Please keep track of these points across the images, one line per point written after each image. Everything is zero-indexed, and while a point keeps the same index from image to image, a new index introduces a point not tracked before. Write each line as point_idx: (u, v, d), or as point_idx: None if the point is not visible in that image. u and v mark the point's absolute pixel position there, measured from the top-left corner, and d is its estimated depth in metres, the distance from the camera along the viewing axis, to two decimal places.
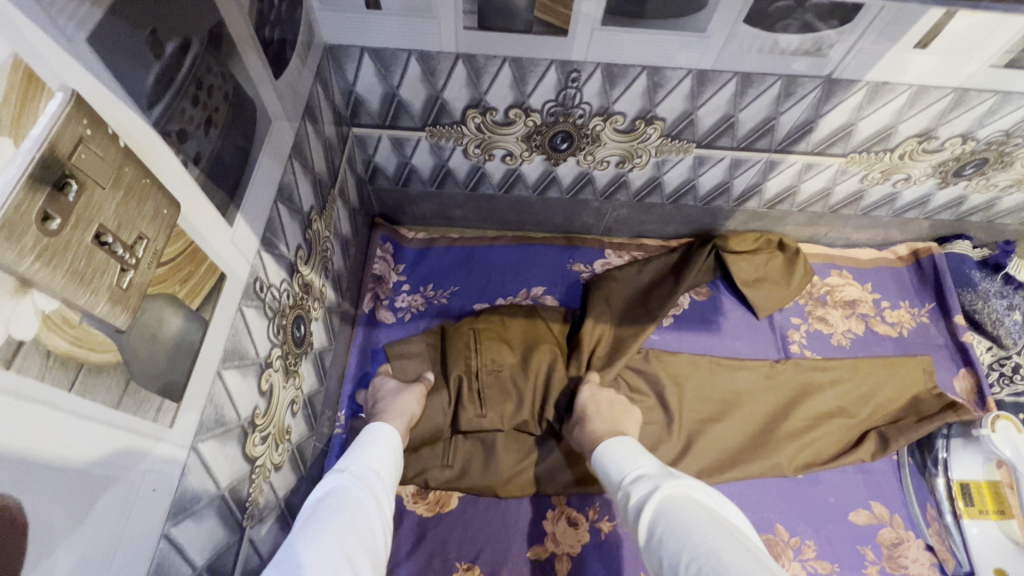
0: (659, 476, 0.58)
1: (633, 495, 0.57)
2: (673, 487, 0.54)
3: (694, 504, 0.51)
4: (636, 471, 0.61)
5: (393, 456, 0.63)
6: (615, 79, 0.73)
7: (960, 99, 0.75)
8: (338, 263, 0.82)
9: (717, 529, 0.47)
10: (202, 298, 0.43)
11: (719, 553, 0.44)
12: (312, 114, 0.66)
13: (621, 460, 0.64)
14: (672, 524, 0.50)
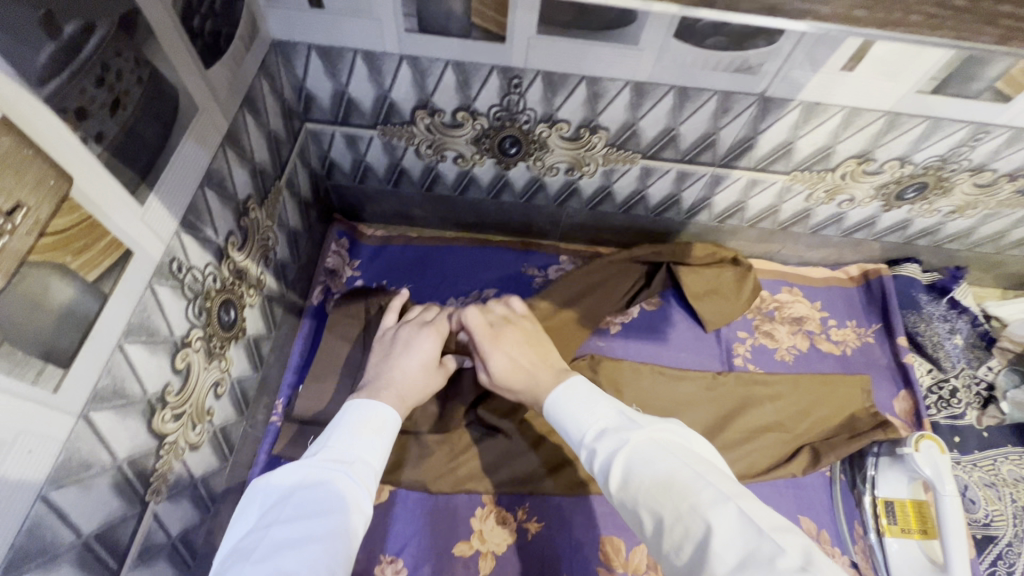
0: (624, 431, 0.54)
1: (593, 453, 0.55)
2: (636, 437, 0.52)
3: (662, 458, 0.50)
4: (599, 428, 0.56)
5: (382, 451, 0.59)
6: (556, 86, 0.75)
7: (892, 122, 0.77)
8: (282, 253, 0.83)
9: (689, 478, 0.48)
10: (100, 272, 0.44)
11: (699, 510, 0.45)
12: (253, 105, 0.68)
13: (569, 404, 0.60)
14: (644, 482, 0.49)
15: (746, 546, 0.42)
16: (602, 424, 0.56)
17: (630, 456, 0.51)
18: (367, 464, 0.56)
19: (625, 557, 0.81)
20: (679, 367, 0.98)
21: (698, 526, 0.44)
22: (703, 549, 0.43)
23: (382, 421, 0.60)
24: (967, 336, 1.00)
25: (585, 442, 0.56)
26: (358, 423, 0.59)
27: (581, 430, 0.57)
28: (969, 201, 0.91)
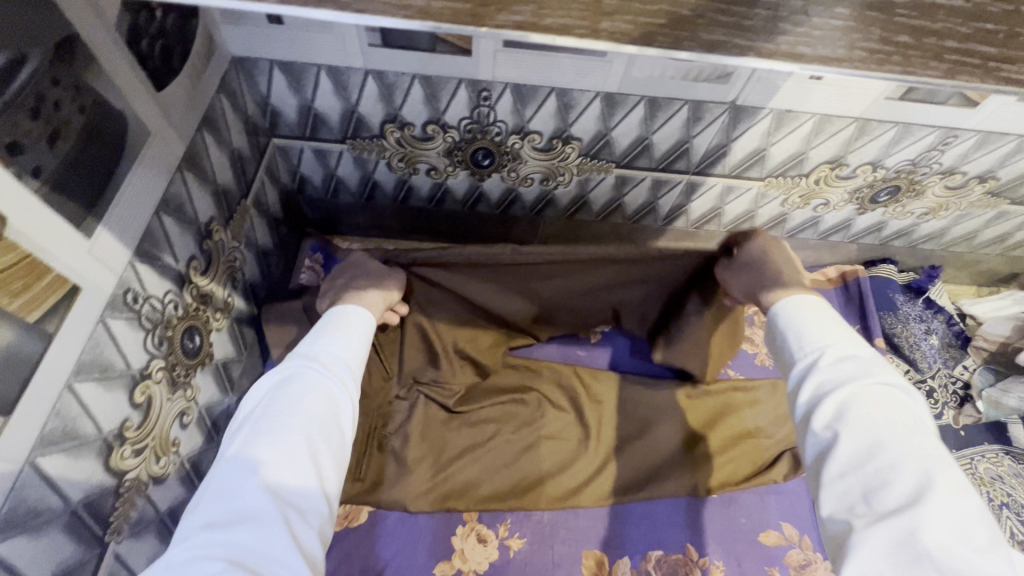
0: (873, 370, 0.49)
1: (828, 372, 0.50)
2: (885, 385, 0.48)
3: (897, 411, 0.46)
4: (840, 352, 0.51)
5: (361, 345, 0.61)
6: (526, 98, 0.74)
7: (863, 128, 0.77)
8: (251, 273, 0.81)
9: (923, 443, 0.44)
10: (42, 312, 0.42)
11: (927, 470, 0.42)
12: (213, 125, 0.66)
13: (814, 321, 0.54)
14: (881, 422, 0.45)
15: (964, 524, 0.39)
16: (848, 352, 0.51)
17: (870, 393, 0.47)
18: (344, 359, 0.58)
19: (609, 570, 0.81)
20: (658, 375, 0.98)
21: (924, 488, 0.40)
22: (914, 497, 0.40)
23: (354, 324, 0.62)
24: (942, 336, 1.01)
25: (817, 358, 0.51)
26: (332, 328, 0.61)
27: (819, 344, 0.52)
28: (941, 202, 0.91)
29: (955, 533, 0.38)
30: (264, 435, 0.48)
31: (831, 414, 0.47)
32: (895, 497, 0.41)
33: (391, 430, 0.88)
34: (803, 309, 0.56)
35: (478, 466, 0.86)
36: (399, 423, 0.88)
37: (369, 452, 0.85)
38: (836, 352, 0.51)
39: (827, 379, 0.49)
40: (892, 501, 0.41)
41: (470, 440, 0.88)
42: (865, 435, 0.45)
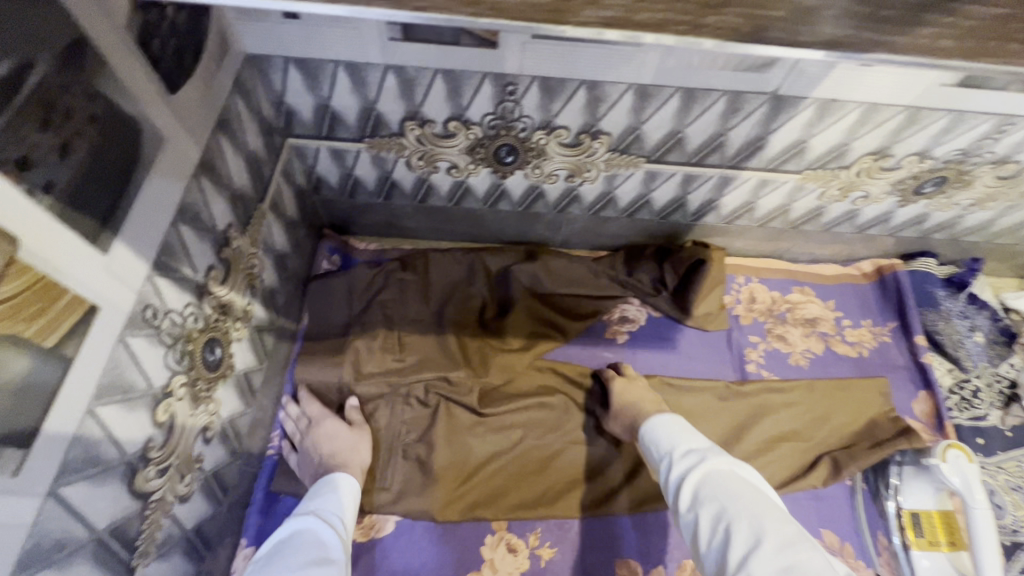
0: (709, 453, 0.62)
1: (674, 464, 0.63)
2: (718, 462, 0.60)
3: (733, 480, 0.58)
4: (685, 444, 0.65)
5: (348, 498, 0.70)
6: (553, 92, 0.70)
7: (913, 116, 0.72)
8: (270, 278, 0.78)
9: (755, 501, 0.55)
10: (59, 336, 0.40)
11: (759, 524, 0.52)
12: (228, 127, 0.63)
13: (663, 429, 0.69)
14: (717, 491, 0.57)
15: (797, 564, 0.47)
16: (685, 446, 0.65)
17: (710, 471, 0.59)
18: (336, 512, 0.66)
19: None
20: (688, 375, 0.95)
21: (757, 540, 0.50)
22: (753, 551, 0.50)
23: (350, 487, 0.71)
24: (987, 333, 0.97)
25: (670, 454, 0.65)
26: (330, 491, 0.69)
27: (669, 443, 0.66)
28: (990, 193, 0.86)
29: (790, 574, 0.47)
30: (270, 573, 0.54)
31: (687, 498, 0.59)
32: (738, 556, 0.50)
33: (416, 437, 0.85)
34: (655, 424, 0.71)
35: (503, 474, 0.84)
36: (421, 431, 0.85)
37: (393, 460, 0.83)
38: (678, 446, 0.65)
39: (676, 469, 0.62)
40: (736, 561, 0.50)
41: (496, 447, 0.85)
42: (708, 504, 0.56)
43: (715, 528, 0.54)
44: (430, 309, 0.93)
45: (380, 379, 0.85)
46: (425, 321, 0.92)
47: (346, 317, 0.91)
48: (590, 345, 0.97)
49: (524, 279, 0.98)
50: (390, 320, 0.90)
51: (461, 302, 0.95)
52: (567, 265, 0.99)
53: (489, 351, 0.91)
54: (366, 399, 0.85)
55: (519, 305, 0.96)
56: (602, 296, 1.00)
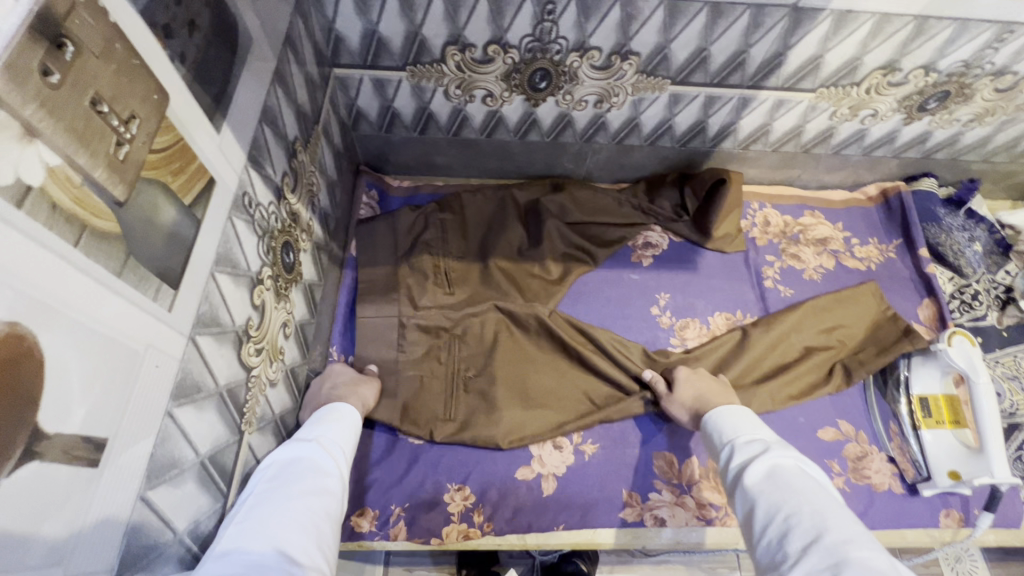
0: (773, 445, 0.61)
1: (737, 452, 0.63)
2: (782, 454, 0.58)
3: (798, 473, 0.55)
4: (749, 436, 0.64)
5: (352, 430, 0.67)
6: (589, 10, 0.75)
7: (920, 27, 0.78)
8: (323, 200, 0.84)
9: (821, 495, 0.51)
10: (194, 196, 0.45)
11: (824, 517, 0.48)
12: (293, 44, 0.68)
13: (730, 421, 0.69)
14: (777, 481, 0.55)
15: (861, 558, 0.44)
16: (749, 438, 0.64)
17: (772, 461, 0.58)
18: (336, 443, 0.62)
19: (679, 469, 0.86)
20: (710, 294, 1.02)
21: (818, 532, 0.47)
22: (814, 541, 0.47)
23: (349, 422, 0.68)
24: (985, 244, 1.03)
25: (733, 444, 0.65)
26: (329, 427, 0.65)
27: (734, 434, 0.66)
28: (989, 107, 0.93)
29: (848, 566, 0.43)
30: (269, 497, 0.50)
31: (747, 484, 0.57)
32: (797, 543, 0.48)
33: (474, 372, 0.88)
34: (723, 416, 0.71)
35: (552, 399, 0.87)
36: (478, 365, 0.88)
37: (455, 393, 0.86)
38: (744, 437, 0.64)
39: (738, 458, 0.62)
40: (794, 547, 0.48)
41: (543, 367, 0.89)
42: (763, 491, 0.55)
43: (770, 513, 0.52)
44: (471, 244, 0.98)
45: (435, 311, 0.90)
46: (469, 255, 0.97)
47: (395, 244, 0.96)
48: (617, 268, 1.03)
49: (554, 207, 1.02)
50: (437, 258, 0.95)
51: (499, 236, 0.98)
52: (593, 198, 1.05)
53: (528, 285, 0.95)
54: (423, 331, 0.89)
55: (552, 230, 1.00)
56: (627, 223, 1.05)
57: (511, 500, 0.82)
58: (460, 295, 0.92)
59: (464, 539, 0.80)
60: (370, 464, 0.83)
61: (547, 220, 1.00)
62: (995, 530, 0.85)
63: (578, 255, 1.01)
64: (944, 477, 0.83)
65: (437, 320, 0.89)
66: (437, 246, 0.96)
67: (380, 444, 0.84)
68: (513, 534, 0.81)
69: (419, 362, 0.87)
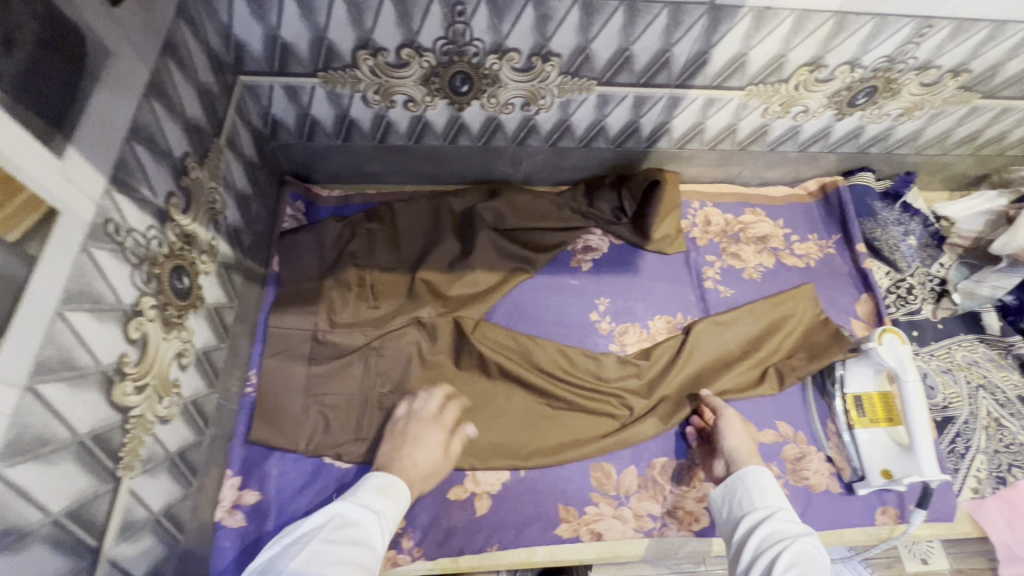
0: (799, 532, 0.61)
1: (760, 527, 0.63)
2: (805, 543, 0.59)
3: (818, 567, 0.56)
4: (774, 512, 0.65)
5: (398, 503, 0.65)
6: (501, 11, 0.72)
7: (841, 23, 0.76)
8: (233, 217, 0.79)
9: None
10: (22, 231, 0.41)
11: None
12: (176, 53, 0.63)
13: (755, 489, 0.69)
14: (806, 568, 0.56)
15: None
16: (788, 515, 0.64)
17: (796, 548, 0.58)
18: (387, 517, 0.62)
19: (616, 480, 0.84)
20: (651, 297, 1.00)
21: None
22: None
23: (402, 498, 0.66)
24: (920, 237, 1.03)
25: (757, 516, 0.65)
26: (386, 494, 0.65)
27: (759, 504, 0.67)
28: (916, 101, 0.92)
29: None
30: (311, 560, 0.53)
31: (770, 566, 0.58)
32: None
33: (389, 389, 0.85)
34: (755, 477, 0.71)
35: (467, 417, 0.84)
36: (397, 382, 0.85)
37: (368, 412, 0.83)
38: (781, 513, 0.65)
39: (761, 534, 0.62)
40: None
41: (467, 387, 0.87)
42: (788, 571, 0.56)
43: None
44: (403, 255, 0.95)
45: (353, 328, 0.86)
46: (400, 266, 0.94)
47: (322, 258, 0.92)
48: (556, 273, 1.01)
49: (488, 216, 0.99)
50: (361, 269, 0.92)
51: (431, 248, 0.96)
52: (530, 203, 1.02)
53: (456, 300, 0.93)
54: (341, 351, 0.85)
55: (482, 239, 0.97)
56: (565, 227, 1.03)
57: (443, 522, 0.80)
58: (382, 309, 0.89)
59: (393, 566, 0.77)
60: (294, 493, 0.79)
61: (480, 231, 0.97)
62: (929, 525, 0.85)
63: (511, 262, 0.98)
64: (878, 476, 0.83)
65: (354, 339, 0.86)
66: (359, 262, 0.92)
67: (305, 471, 0.80)
68: (443, 558, 0.78)
69: (345, 385, 0.84)
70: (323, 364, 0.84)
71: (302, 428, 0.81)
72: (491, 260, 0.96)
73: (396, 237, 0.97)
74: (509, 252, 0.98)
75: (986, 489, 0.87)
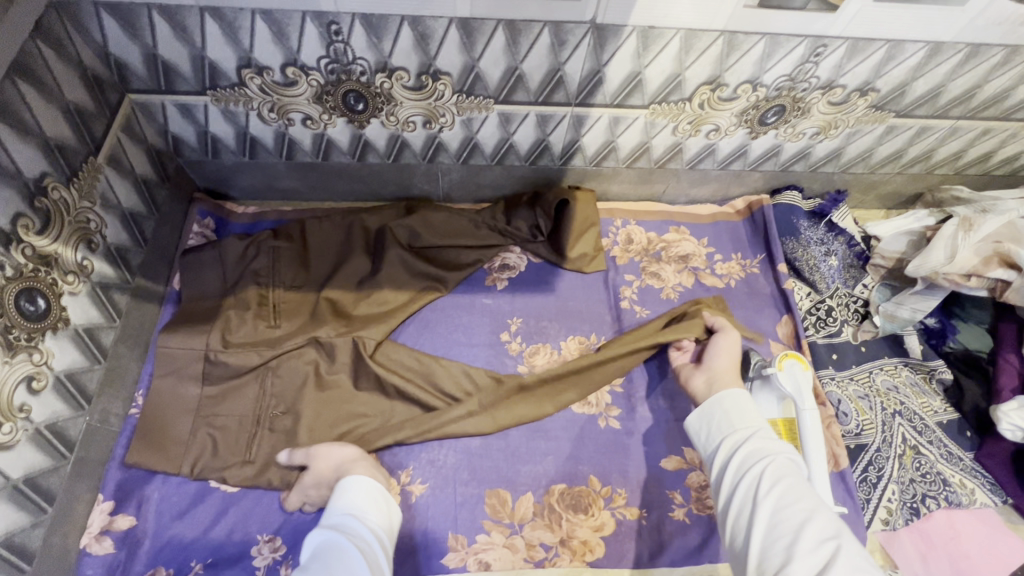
0: (777, 448, 0.64)
1: (741, 449, 0.66)
2: (784, 456, 0.62)
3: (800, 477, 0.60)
4: (754, 434, 0.67)
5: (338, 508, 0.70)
6: (378, 30, 0.71)
7: (730, 42, 0.75)
8: (116, 236, 0.78)
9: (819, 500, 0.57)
10: None
11: (824, 522, 0.54)
12: (32, 73, 0.62)
13: (729, 413, 0.71)
14: (789, 481, 0.59)
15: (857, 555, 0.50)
16: (764, 435, 0.67)
17: (778, 464, 0.61)
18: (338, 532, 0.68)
19: (511, 507, 0.82)
20: (565, 317, 0.98)
21: (828, 537, 0.52)
22: (822, 539, 0.52)
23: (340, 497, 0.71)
24: (843, 257, 1.01)
25: (741, 440, 0.67)
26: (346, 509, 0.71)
27: (738, 429, 0.69)
28: (830, 120, 0.91)
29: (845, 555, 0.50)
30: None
31: (758, 484, 0.60)
32: (807, 539, 0.53)
33: (282, 410, 0.83)
34: (729, 402, 0.73)
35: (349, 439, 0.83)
36: (289, 403, 0.83)
37: (258, 433, 0.81)
38: (760, 434, 0.67)
39: (745, 456, 0.65)
40: (806, 541, 0.52)
41: (360, 411, 0.85)
42: (773, 485, 0.59)
43: (781, 512, 0.56)
44: (309, 272, 0.94)
45: (246, 348, 0.83)
46: (304, 285, 0.92)
47: (224, 276, 0.90)
48: (470, 292, 0.99)
49: (402, 233, 0.98)
50: (263, 287, 0.90)
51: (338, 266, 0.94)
52: (446, 219, 1.00)
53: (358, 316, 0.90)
54: (236, 371, 0.82)
55: (392, 255, 0.95)
56: (481, 246, 1.00)
57: None
58: (280, 329, 0.87)
59: None
60: (172, 518, 0.77)
61: (389, 247, 0.95)
62: None
63: (422, 280, 0.96)
64: None
65: (249, 360, 0.82)
66: (258, 278, 0.90)
67: (186, 494, 0.78)
68: None
69: (235, 407, 0.82)
70: (215, 385, 0.82)
71: (186, 452, 0.79)
72: (400, 279, 0.95)
73: (305, 255, 0.95)
74: (420, 270, 0.97)
75: (898, 521, 0.83)
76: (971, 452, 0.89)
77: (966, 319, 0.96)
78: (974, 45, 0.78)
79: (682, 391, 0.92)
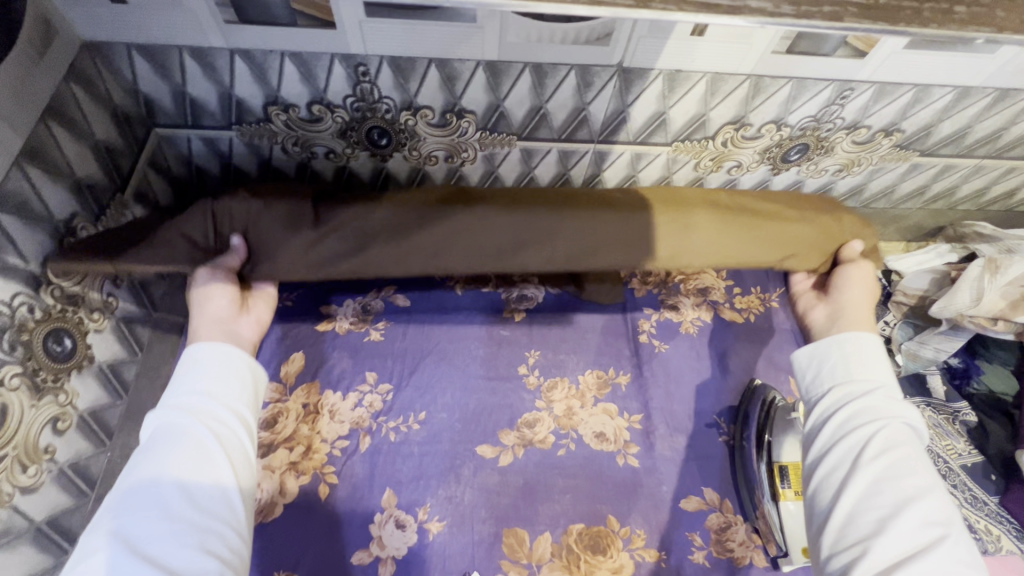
0: (895, 413, 0.73)
1: (853, 407, 0.74)
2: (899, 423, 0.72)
3: (915, 449, 0.70)
4: (876, 391, 0.75)
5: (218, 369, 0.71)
6: (405, 72, 0.72)
7: (757, 85, 0.75)
8: (139, 271, 0.78)
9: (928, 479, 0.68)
10: None
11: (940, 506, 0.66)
12: (63, 115, 0.63)
13: (856, 362, 0.78)
14: (901, 449, 0.70)
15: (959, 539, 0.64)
16: (889, 394, 0.75)
17: (891, 430, 0.71)
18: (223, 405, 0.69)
19: (529, 547, 0.81)
20: (582, 350, 0.98)
21: (933, 531, 0.64)
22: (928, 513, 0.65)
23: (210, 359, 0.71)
24: None
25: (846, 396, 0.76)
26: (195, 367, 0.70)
27: (858, 383, 0.76)
28: (853, 158, 0.90)
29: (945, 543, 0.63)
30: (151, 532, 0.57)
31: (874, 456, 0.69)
32: (912, 512, 0.65)
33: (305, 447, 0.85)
34: (855, 346, 0.79)
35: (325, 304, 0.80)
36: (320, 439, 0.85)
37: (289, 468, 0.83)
38: (884, 391, 0.75)
39: (851, 413, 0.74)
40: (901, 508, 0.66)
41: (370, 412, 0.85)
42: (882, 453, 0.69)
43: (896, 481, 0.68)
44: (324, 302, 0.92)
45: None
46: None
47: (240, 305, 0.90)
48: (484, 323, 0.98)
49: None
50: None
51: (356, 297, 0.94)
52: None
53: (361, 252, 0.73)
54: None
55: None
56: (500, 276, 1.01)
57: None
58: None
59: None
60: None
61: None
62: None
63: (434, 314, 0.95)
64: (800, 554, 0.82)
65: None
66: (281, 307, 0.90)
67: None
68: None
69: None
70: None
71: None
72: None
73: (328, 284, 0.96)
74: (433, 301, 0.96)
75: None
76: (996, 497, 0.88)
77: (990, 360, 0.94)
78: (1003, 90, 0.77)
79: (702, 429, 0.92)
